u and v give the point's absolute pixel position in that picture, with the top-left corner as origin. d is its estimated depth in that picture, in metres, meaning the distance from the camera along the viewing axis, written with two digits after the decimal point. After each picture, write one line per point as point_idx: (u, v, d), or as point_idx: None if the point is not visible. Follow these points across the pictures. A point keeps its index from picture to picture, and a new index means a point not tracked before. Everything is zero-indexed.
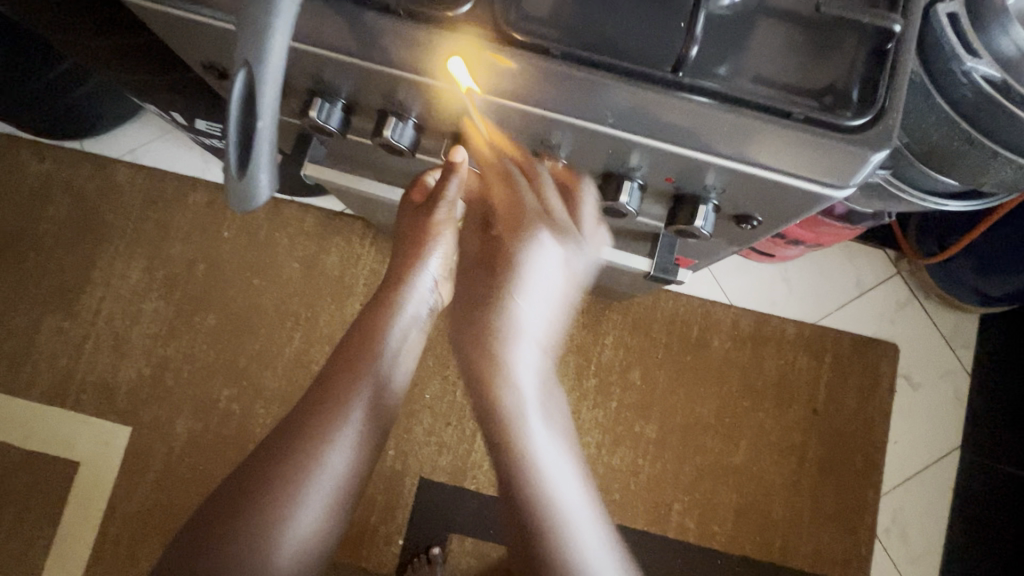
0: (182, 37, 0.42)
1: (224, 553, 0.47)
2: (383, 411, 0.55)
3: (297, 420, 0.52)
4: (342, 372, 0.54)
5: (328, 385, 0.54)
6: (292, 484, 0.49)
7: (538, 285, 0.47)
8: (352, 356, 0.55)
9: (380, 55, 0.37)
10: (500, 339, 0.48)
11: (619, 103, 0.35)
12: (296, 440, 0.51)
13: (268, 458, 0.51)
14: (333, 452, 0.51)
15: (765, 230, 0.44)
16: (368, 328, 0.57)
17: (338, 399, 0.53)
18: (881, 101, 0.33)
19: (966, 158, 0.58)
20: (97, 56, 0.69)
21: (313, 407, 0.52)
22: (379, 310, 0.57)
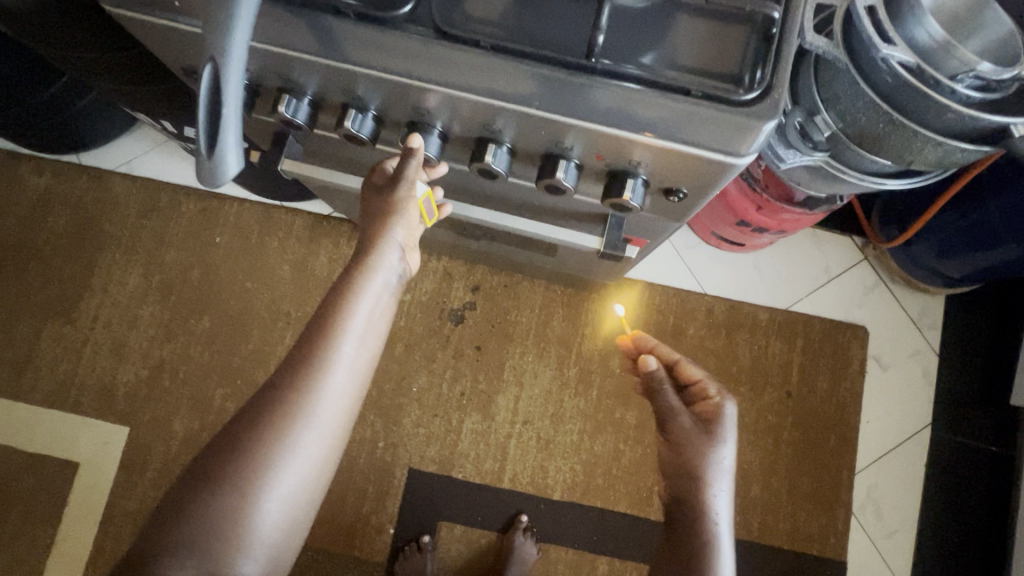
0: (164, 44, 0.47)
1: (206, 517, 0.44)
2: (353, 398, 0.49)
3: (254, 411, 0.47)
4: (301, 360, 0.47)
5: (287, 373, 0.47)
6: (251, 481, 0.45)
7: (732, 433, 0.62)
8: (312, 340, 0.47)
9: (337, 52, 0.42)
10: (709, 466, 0.60)
11: (548, 88, 0.39)
12: (253, 435, 0.46)
13: (223, 451, 0.46)
14: (315, 415, 0.46)
15: (692, 202, 0.49)
16: (329, 307, 0.48)
17: (320, 357, 0.47)
18: (773, 80, 0.38)
19: (893, 137, 0.63)
20: (89, 69, 0.74)
21: (271, 398, 0.46)
22: (344, 285, 0.49)
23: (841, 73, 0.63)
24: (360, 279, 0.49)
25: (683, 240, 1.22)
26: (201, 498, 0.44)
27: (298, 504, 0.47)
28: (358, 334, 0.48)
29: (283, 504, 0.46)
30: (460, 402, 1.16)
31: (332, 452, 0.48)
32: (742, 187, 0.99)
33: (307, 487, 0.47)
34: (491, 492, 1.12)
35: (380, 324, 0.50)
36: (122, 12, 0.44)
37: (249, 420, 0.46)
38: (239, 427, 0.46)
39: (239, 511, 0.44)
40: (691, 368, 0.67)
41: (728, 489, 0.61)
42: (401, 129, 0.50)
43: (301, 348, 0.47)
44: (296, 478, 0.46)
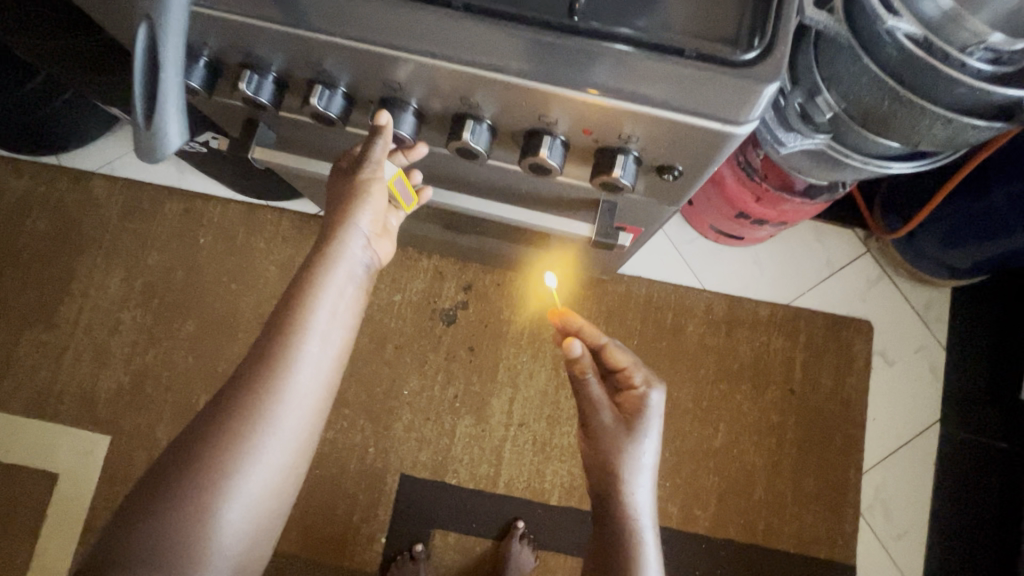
0: (113, 17, 0.43)
1: (159, 528, 0.41)
2: (319, 399, 0.45)
3: (212, 414, 0.43)
4: (261, 358, 0.44)
5: (247, 374, 0.44)
6: (208, 489, 0.42)
7: (655, 425, 0.60)
8: (272, 335, 0.44)
9: (298, 21, 0.38)
10: (630, 462, 0.58)
11: (526, 54, 0.36)
12: (210, 440, 0.42)
13: (179, 458, 0.42)
14: (276, 418, 0.43)
15: (688, 181, 0.46)
16: (289, 301, 0.45)
17: (281, 356, 0.44)
18: (775, 39, 0.35)
19: (899, 116, 0.60)
20: (60, 58, 0.71)
21: (229, 400, 0.43)
22: (304, 277, 0.46)
23: (843, 50, 0.60)
24: (322, 270, 0.46)
25: (680, 234, 1.19)
26: (154, 508, 0.41)
27: (261, 513, 0.44)
28: (322, 328, 0.45)
29: (244, 513, 0.43)
30: (452, 405, 1.12)
31: (300, 457, 0.45)
32: (740, 176, 0.96)
33: (271, 494, 0.44)
34: (486, 498, 1.08)
35: (346, 319, 0.47)
36: None
37: (207, 424, 0.43)
38: (196, 430, 0.43)
39: (195, 521, 0.41)
40: (614, 350, 0.62)
41: (649, 485, 0.59)
42: (373, 108, 0.47)
43: (261, 345, 0.44)
44: (259, 484, 0.43)
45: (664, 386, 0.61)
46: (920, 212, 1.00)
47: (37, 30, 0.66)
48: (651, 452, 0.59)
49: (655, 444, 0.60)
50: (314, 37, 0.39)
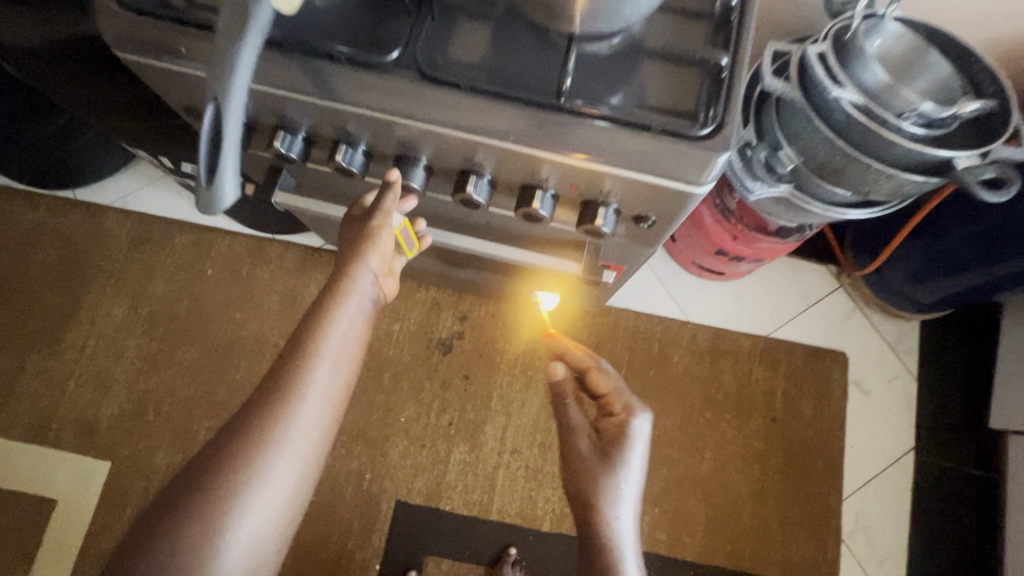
0: (163, 85, 0.49)
1: (176, 542, 0.45)
2: (323, 424, 0.50)
3: (230, 435, 0.48)
4: (277, 383, 0.49)
5: (264, 398, 0.48)
6: (224, 503, 0.46)
7: (638, 453, 0.62)
8: (288, 361, 0.49)
9: (326, 96, 0.45)
10: (611, 489, 0.60)
11: (520, 126, 0.43)
12: (228, 458, 0.47)
13: (198, 476, 0.47)
14: (288, 439, 0.48)
15: (661, 229, 0.52)
16: (305, 332, 0.50)
17: (294, 381, 0.49)
18: (725, 118, 0.42)
19: (848, 170, 0.68)
20: (95, 106, 0.78)
21: (246, 422, 0.48)
22: (321, 306, 0.51)
23: (798, 112, 0.69)
24: (335, 304, 0.51)
25: (665, 269, 1.26)
26: (173, 522, 0.45)
27: (271, 528, 0.48)
28: (331, 357, 0.50)
29: (255, 527, 0.47)
30: (448, 431, 1.15)
31: (308, 476, 0.50)
32: (717, 217, 1.03)
33: (281, 510, 0.48)
34: (479, 524, 1.11)
35: (355, 350, 0.52)
36: (126, 56, 0.46)
37: (225, 444, 0.48)
38: (216, 449, 0.48)
39: (213, 532, 0.45)
40: (600, 370, 0.69)
41: (631, 514, 0.60)
42: (389, 163, 0.54)
43: (277, 370, 0.49)
44: (272, 499, 0.47)
45: (648, 412, 0.64)
46: (885, 249, 1.08)
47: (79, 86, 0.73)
48: (636, 482, 0.61)
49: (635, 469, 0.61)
50: (341, 106, 0.46)
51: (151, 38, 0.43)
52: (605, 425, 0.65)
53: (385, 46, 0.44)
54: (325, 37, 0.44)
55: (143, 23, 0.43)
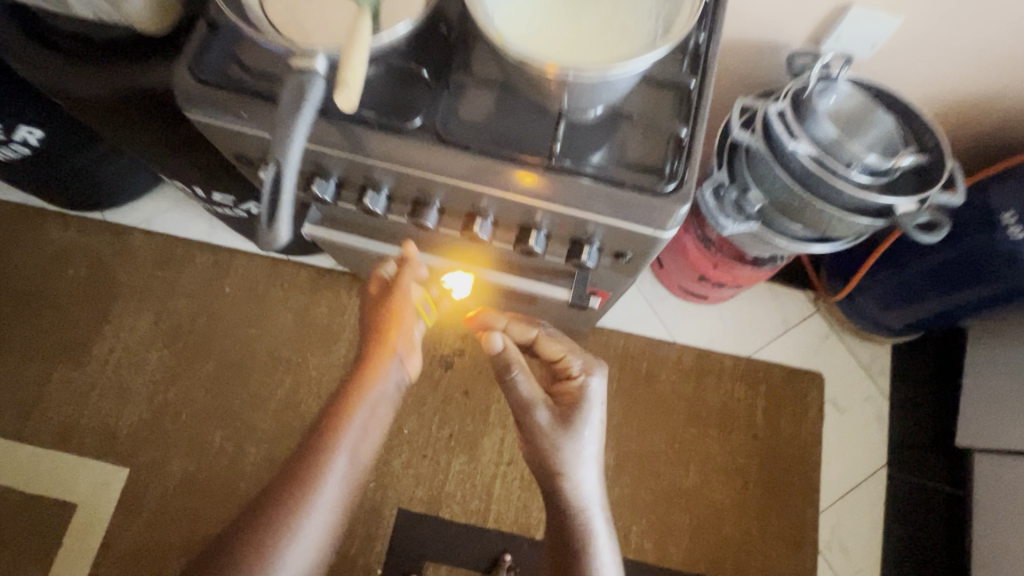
0: (220, 138, 0.58)
1: (253, 548, 0.58)
2: (348, 491, 0.63)
3: (292, 464, 0.62)
4: (329, 422, 0.63)
5: (319, 433, 0.63)
6: (289, 516, 0.59)
7: (596, 410, 0.75)
8: (338, 405, 0.64)
9: (357, 150, 0.54)
10: (577, 441, 0.73)
11: (520, 180, 0.52)
12: (291, 481, 0.60)
13: (267, 497, 0.60)
14: (337, 466, 0.62)
15: (638, 263, 0.62)
16: (351, 382, 0.65)
17: (343, 421, 0.63)
18: (685, 176, 0.51)
19: (807, 212, 0.77)
20: (141, 149, 0.85)
21: (305, 452, 0.62)
22: (347, 395, 0.65)
23: (763, 160, 0.79)
24: (373, 361, 0.66)
25: (654, 293, 1.35)
26: (249, 534, 0.58)
27: (322, 539, 0.61)
28: (357, 433, 0.64)
29: (311, 538, 0.60)
30: (448, 443, 1.23)
31: (350, 496, 0.64)
32: (699, 246, 1.12)
33: (331, 522, 0.62)
34: (476, 532, 1.17)
35: (375, 432, 0.66)
36: (192, 117, 0.55)
37: (288, 471, 0.61)
38: (281, 474, 0.62)
39: (278, 541, 0.58)
40: (543, 339, 0.81)
41: (593, 459, 0.74)
42: (407, 205, 0.63)
43: (330, 411, 0.64)
44: (325, 513, 0.61)
45: (601, 373, 0.78)
46: (854, 277, 1.17)
47: (130, 132, 0.81)
48: (597, 435, 0.75)
49: (594, 425, 0.75)
50: (371, 159, 0.55)
51: (213, 100, 0.52)
52: (565, 387, 0.78)
53: (409, 113, 0.53)
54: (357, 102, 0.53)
55: (211, 92, 0.52)
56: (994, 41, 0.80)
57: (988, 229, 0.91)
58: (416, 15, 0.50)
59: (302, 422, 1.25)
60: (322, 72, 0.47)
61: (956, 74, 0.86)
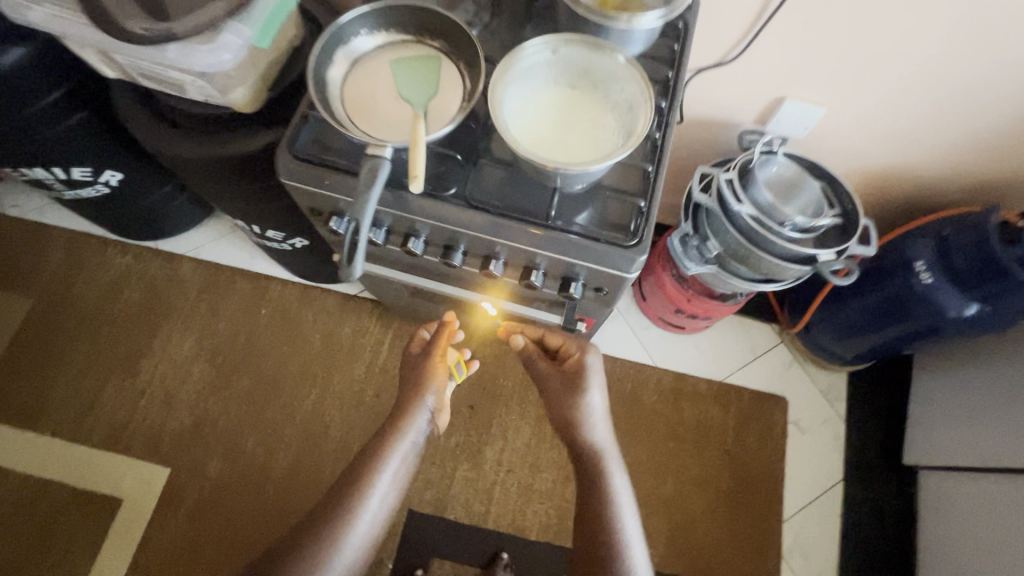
0: (302, 196, 0.78)
1: (320, 533, 0.79)
2: (388, 502, 0.85)
3: (351, 475, 0.84)
4: (378, 444, 0.87)
5: (370, 453, 0.86)
6: (346, 510, 0.80)
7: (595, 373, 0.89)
8: (384, 434, 0.88)
9: (405, 209, 0.74)
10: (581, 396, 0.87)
11: (525, 234, 0.72)
12: (350, 487, 0.83)
13: (332, 499, 0.82)
14: (382, 478, 0.84)
15: (613, 296, 0.81)
16: (396, 418, 0.89)
17: (387, 445, 0.86)
18: (644, 233, 0.71)
19: (752, 258, 0.97)
20: (217, 195, 1.05)
21: (360, 465, 0.85)
22: (386, 443, 0.87)
23: (717, 216, 0.99)
24: (412, 405, 0.90)
25: (638, 323, 1.53)
26: (319, 524, 0.80)
27: (369, 532, 0.82)
28: (396, 464, 0.86)
29: (362, 532, 0.81)
30: (455, 452, 1.38)
31: (389, 504, 0.85)
32: (675, 283, 1.32)
33: (376, 520, 0.83)
34: (477, 532, 1.32)
35: (404, 475, 0.87)
36: (285, 182, 0.75)
37: (348, 480, 0.84)
38: (343, 482, 0.84)
39: (337, 528, 0.79)
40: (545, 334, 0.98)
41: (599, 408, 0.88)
42: (438, 248, 0.82)
43: (379, 438, 0.88)
44: (372, 511, 0.82)
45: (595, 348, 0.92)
46: (809, 312, 1.36)
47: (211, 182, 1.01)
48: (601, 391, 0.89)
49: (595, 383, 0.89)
50: (415, 215, 0.75)
51: (304, 172, 0.72)
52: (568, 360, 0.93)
53: (445, 184, 0.73)
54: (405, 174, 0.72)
55: (303, 167, 0.72)
56: (897, 126, 1.02)
57: (907, 274, 1.10)
58: (453, 117, 0.70)
59: (326, 431, 1.41)
60: (389, 157, 0.67)
61: (875, 149, 1.08)
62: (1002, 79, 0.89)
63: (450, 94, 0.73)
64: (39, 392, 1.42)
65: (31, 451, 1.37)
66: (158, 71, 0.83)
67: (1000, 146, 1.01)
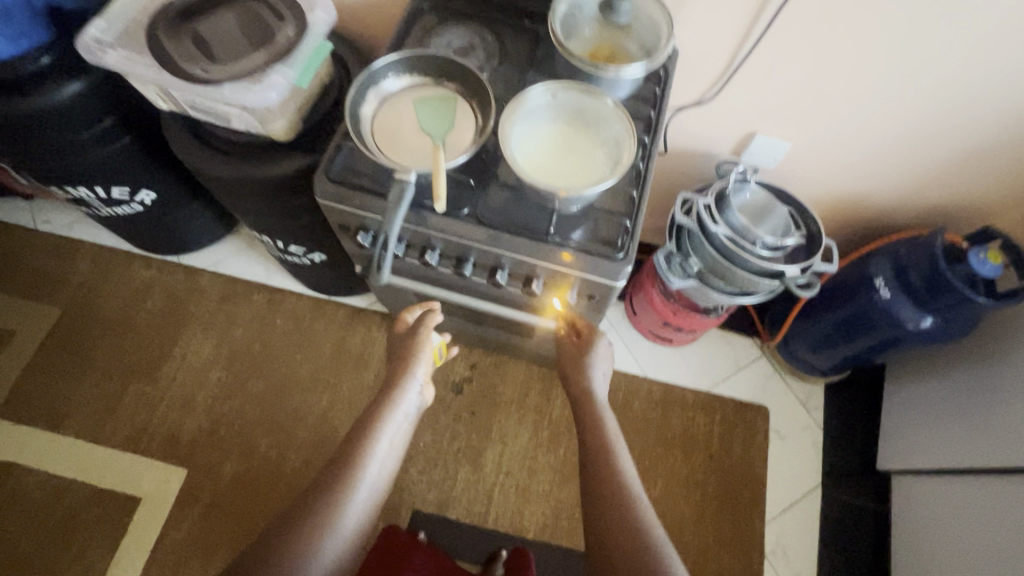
0: (333, 214, 0.90)
1: (327, 493, 0.82)
2: (386, 467, 0.89)
3: (351, 442, 0.88)
4: (374, 411, 0.92)
5: (367, 420, 0.91)
6: (349, 472, 0.84)
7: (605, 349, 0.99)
8: (380, 402, 0.93)
9: (422, 225, 0.86)
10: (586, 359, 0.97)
11: (528, 248, 0.84)
12: (351, 452, 0.86)
13: (334, 464, 0.86)
14: (381, 441, 0.89)
15: (604, 303, 0.92)
16: (389, 387, 0.95)
17: (384, 411, 0.92)
18: (629, 248, 0.82)
19: (728, 273, 1.10)
20: (248, 213, 1.17)
21: (359, 432, 0.89)
22: (380, 411, 0.92)
23: (697, 236, 1.12)
24: (404, 374, 0.96)
25: (629, 336, 1.64)
26: (324, 487, 0.82)
27: (372, 496, 0.85)
28: (392, 429, 0.91)
29: (366, 492, 0.84)
30: (457, 455, 1.47)
31: (388, 470, 0.89)
32: (662, 298, 1.43)
33: (377, 483, 0.87)
34: (477, 531, 1.40)
35: (399, 443, 0.92)
36: (321, 202, 0.87)
37: (347, 446, 0.88)
38: (344, 449, 0.88)
39: (343, 489, 0.82)
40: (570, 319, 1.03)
41: (601, 372, 0.98)
42: (451, 260, 0.94)
43: (376, 405, 0.93)
44: (375, 474, 0.86)
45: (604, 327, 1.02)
46: (786, 324, 1.48)
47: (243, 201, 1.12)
48: (604, 358, 0.99)
49: (601, 351, 0.98)
50: (434, 230, 0.86)
51: (337, 193, 0.84)
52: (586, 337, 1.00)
53: (459, 204, 0.85)
54: (423, 195, 0.84)
55: (338, 190, 0.84)
56: (854, 158, 1.16)
57: (868, 289, 1.23)
58: (467, 147, 0.83)
59: (335, 434, 1.49)
60: (412, 181, 0.79)
61: (837, 177, 1.21)
62: (940, 119, 1.04)
63: (464, 128, 0.86)
64: (64, 396, 1.50)
65: (54, 451, 1.45)
66: (206, 105, 0.95)
67: (944, 176, 1.15)
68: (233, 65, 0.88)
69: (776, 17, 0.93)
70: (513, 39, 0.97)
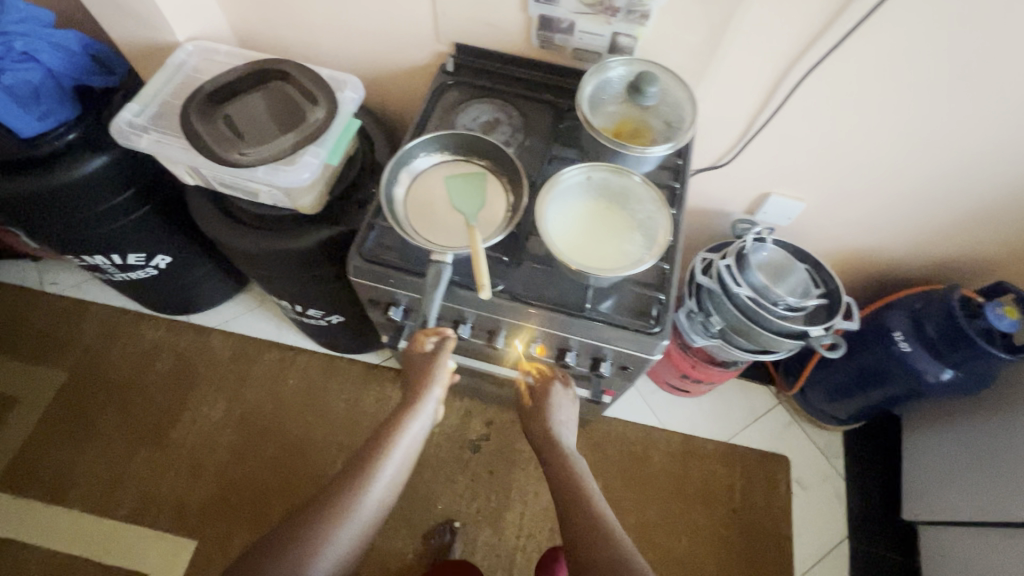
0: (365, 289, 0.90)
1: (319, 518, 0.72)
2: (389, 493, 0.77)
3: (357, 466, 0.77)
4: (390, 426, 0.80)
5: (376, 439, 0.80)
6: (349, 499, 0.74)
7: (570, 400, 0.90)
8: (393, 418, 0.81)
9: (456, 300, 0.86)
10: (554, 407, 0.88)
11: (564, 322, 0.84)
12: (353, 479, 0.76)
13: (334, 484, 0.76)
14: (388, 464, 0.77)
15: (637, 373, 0.92)
16: (407, 401, 0.82)
17: (396, 428, 0.80)
18: (664, 321, 0.83)
19: (752, 333, 1.10)
20: (270, 280, 1.17)
21: (367, 453, 0.79)
22: (392, 428, 0.80)
23: (719, 295, 1.13)
24: (423, 387, 0.82)
25: (645, 387, 1.64)
26: (315, 515, 0.72)
27: (368, 525, 0.74)
28: (402, 449, 0.79)
29: (364, 521, 0.74)
30: (476, 517, 1.43)
31: (391, 493, 0.78)
32: (680, 351, 1.43)
33: (375, 510, 0.75)
34: None
35: (409, 462, 0.80)
36: (355, 278, 0.87)
37: (351, 469, 0.77)
38: (351, 469, 0.77)
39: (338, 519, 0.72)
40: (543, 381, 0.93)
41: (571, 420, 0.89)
42: (482, 332, 0.94)
43: (389, 421, 0.81)
44: (374, 501, 0.75)
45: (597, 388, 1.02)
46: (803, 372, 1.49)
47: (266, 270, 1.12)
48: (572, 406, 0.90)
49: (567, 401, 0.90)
50: (469, 306, 0.87)
51: (372, 270, 0.85)
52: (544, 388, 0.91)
53: (494, 279, 0.86)
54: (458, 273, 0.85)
55: (373, 266, 0.84)
56: (865, 215, 1.19)
57: (885, 341, 1.24)
58: (501, 226, 0.84)
59: None
60: (449, 261, 0.79)
61: (849, 233, 1.24)
62: (950, 182, 1.07)
63: (497, 205, 0.87)
64: (69, 464, 1.45)
65: (58, 525, 1.39)
66: (236, 182, 0.96)
67: (954, 233, 1.18)
68: (264, 146, 0.89)
69: (791, 94, 0.98)
70: (537, 114, 1.00)
